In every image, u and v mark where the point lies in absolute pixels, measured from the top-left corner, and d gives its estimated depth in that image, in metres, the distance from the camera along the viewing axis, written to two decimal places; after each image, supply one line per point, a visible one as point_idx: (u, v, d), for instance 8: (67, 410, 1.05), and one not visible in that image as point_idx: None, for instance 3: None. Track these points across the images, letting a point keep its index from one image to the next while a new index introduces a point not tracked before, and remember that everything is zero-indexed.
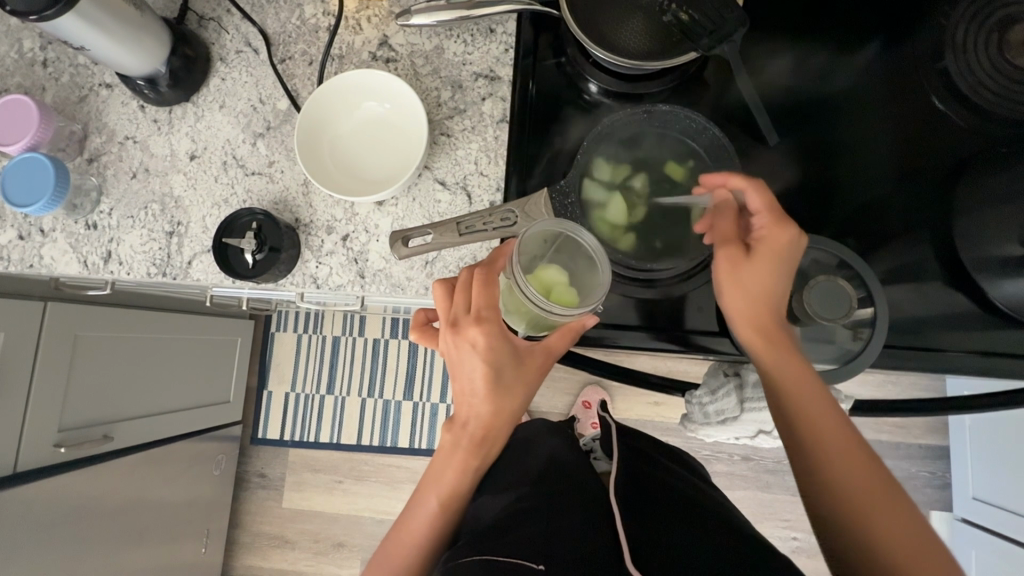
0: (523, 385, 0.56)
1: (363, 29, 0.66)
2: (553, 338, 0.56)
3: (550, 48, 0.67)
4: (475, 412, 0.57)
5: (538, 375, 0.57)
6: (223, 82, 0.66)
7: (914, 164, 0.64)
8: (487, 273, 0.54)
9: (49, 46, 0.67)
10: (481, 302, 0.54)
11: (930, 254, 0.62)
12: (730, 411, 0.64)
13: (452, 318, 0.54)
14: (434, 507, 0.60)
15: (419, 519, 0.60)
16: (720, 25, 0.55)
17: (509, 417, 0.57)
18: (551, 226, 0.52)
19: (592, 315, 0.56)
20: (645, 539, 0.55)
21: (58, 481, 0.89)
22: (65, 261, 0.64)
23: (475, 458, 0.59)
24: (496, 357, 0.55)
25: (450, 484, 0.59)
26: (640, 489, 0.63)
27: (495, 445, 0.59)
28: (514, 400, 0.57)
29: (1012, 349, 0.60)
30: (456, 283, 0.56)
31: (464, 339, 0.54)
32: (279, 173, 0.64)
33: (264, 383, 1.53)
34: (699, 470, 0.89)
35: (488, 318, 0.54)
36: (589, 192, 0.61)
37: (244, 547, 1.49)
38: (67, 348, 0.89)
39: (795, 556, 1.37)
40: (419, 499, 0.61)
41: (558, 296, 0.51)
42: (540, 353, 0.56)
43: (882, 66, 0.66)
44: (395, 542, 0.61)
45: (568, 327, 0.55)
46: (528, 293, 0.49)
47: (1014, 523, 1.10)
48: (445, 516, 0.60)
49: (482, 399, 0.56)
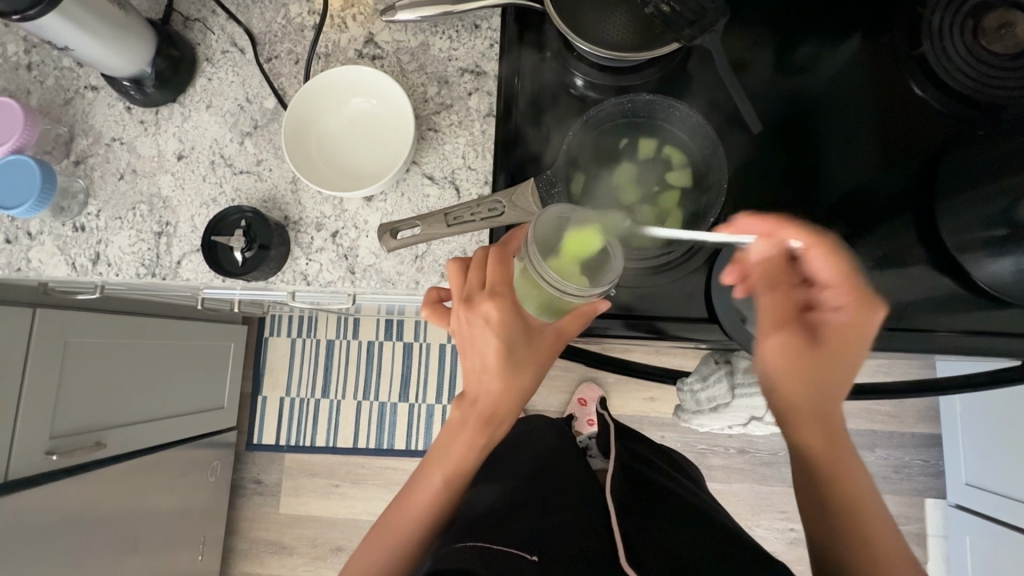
0: (535, 363, 0.56)
1: (349, 27, 0.66)
2: (565, 321, 0.56)
3: (534, 42, 0.67)
4: (484, 390, 0.57)
5: (548, 355, 0.57)
6: (209, 82, 0.66)
7: (895, 149, 0.65)
8: (501, 252, 0.55)
9: (34, 50, 0.67)
10: (496, 279, 0.54)
11: (914, 237, 0.63)
12: (721, 397, 0.66)
13: (466, 294, 0.55)
14: (438, 483, 0.59)
15: (422, 494, 0.59)
16: (702, 15, 0.56)
17: (518, 396, 0.57)
18: (565, 211, 0.52)
19: (604, 300, 0.56)
20: (641, 538, 0.55)
21: (51, 490, 0.88)
22: (53, 263, 0.64)
23: (483, 435, 0.58)
24: (508, 333, 0.55)
25: (455, 461, 0.58)
26: (633, 490, 0.64)
27: (503, 425, 0.59)
28: (525, 377, 0.57)
29: (996, 329, 0.61)
30: (470, 262, 0.56)
31: (478, 314, 0.54)
32: (267, 171, 0.64)
33: (258, 388, 1.52)
34: (690, 472, 0.90)
35: (501, 294, 0.54)
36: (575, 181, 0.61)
37: (241, 554, 1.47)
38: (56, 355, 0.89)
39: (794, 548, 1.38)
40: (424, 475, 0.60)
41: (573, 277, 0.51)
42: (551, 334, 0.56)
43: (862, 54, 0.67)
44: (394, 518, 0.60)
45: (579, 311, 0.55)
46: (546, 272, 0.49)
47: (1009, 507, 1.11)
48: (448, 494, 0.59)
49: (493, 375, 0.56)
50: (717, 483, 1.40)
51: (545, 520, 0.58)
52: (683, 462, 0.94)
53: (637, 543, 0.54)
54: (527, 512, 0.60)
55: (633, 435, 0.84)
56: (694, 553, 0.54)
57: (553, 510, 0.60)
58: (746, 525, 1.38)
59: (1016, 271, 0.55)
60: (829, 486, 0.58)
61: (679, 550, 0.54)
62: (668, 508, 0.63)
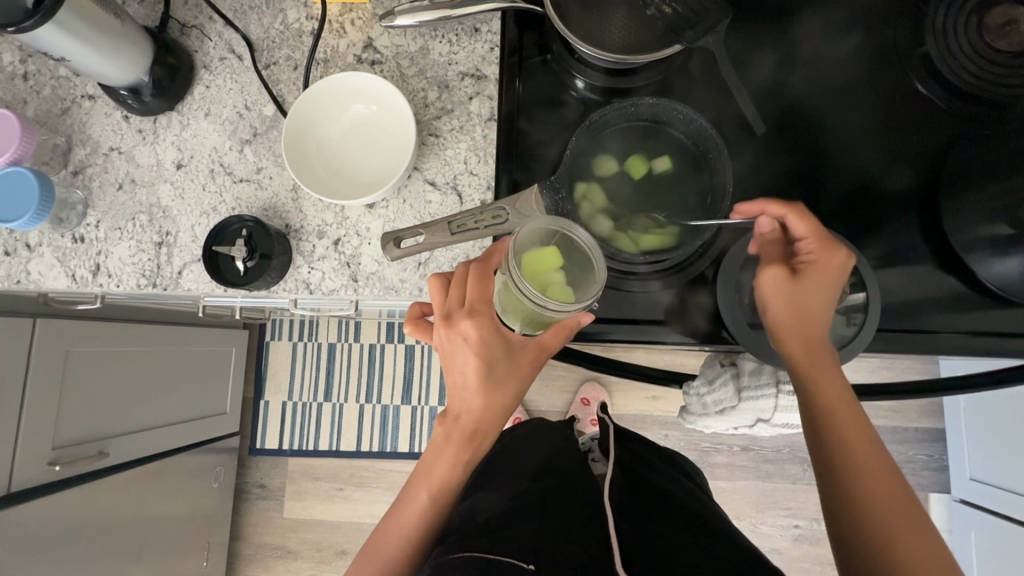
0: (516, 379, 0.56)
1: (347, 32, 0.65)
2: (548, 334, 0.55)
3: (535, 45, 0.67)
4: (466, 406, 0.57)
5: (532, 369, 0.56)
6: (207, 89, 0.65)
7: (898, 148, 0.64)
8: (482, 268, 0.55)
9: (29, 59, 0.66)
10: (474, 296, 0.54)
11: (920, 238, 0.63)
12: (727, 400, 0.65)
13: (445, 312, 0.55)
14: (425, 500, 0.60)
15: (410, 511, 0.60)
16: (703, 16, 0.55)
17: (501, 412, 0.57)
18: (548, 224, 0.52)
19: (587, 313, 0.56)
20: (640, 547, 0.56)
21: (53, 501, 0.88)
22: (53, 276, 0.63)
23: (465, 453, 0.58)
24: (487, 349, 0.55)
25: (439, 479, 0.59)
26: (631, 496, 0.65)
27: (486, 441, 0.59)
28: (507, 393, 0.56)
29: (1003, 328, 0.61)
30: (451, 278, 0.56)
31: (457, 332, 0.54)
32: (267, 179, 0.63)
33: (260, 393, 1.51)
34: (694, 475, 0.90)
35: (481, 311, 0.54)
36: (581, 186, 0.61)
37: (246, 559, 1.47)
38: (58, 364, 0.88)
39: (798, 544, 1.38)
40: (411, 492, 0.61)
41: (555, 291, 0.50)
42: (533, 348, 0.55)
43: (866, 52, 0.66)
44: (385, 533, 0.61)
45: (563, 324, 0.55)
46: (525, 289, 0.48)
47: (1012, 501, 1.12)
48: (434, 510, 0.60)
49: (473, 393, 0.56)
50: (721, 480, 1.40)
51: (542, 522, 0.57)
52: (686, 465, 0.94)
53: (637, 557, 0.54)
54: (524, 514, 0.59)
55: (637, 440, 0.84)
56: (693, 559, 0.54)
57: (553, 512, 0.59)
58: (750, 522, 1.38)
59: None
60: (855, 485, 0.56)
61: (676, 556, 0.54)
62: (670, 512, 0.63)
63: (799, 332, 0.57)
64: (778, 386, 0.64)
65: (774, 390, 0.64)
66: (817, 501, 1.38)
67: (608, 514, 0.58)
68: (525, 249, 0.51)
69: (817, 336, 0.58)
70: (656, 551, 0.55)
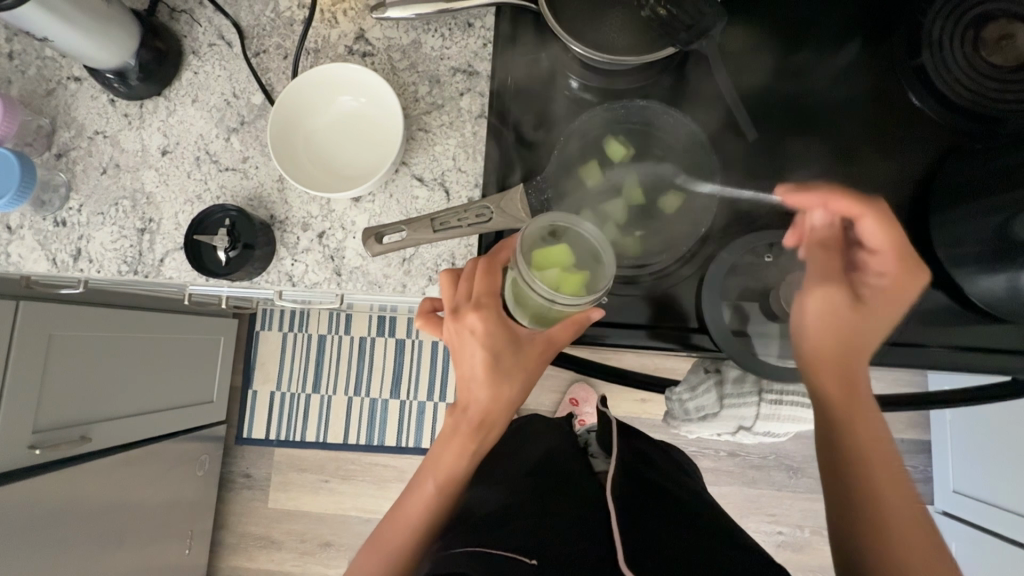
0: (524, 372, 0.54)
1: (339, 22, 0.64)
2: (558, 329, 0.54)
3: (529, 41, 0.66)
4: (474, 398, 0.56)
5: (538, 363, 0.55)
6: (195, 76, 0.65)
7: (889, 159, 0.64)
8: (490, 262, 0.55)
9: (15, 38, 0.65)
10: (482, 290, 0.54)
11: (909, 250, 0.62)
12: (709, 408, 0.65)
13: (454, 304, 0.54)
14: (432, 491, 0.58)
15: (417, 501, 0.59)
16: (697, 20, 0.55)
17: (508, 404, 0.56)
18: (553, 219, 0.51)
19: (596, 309, 0.54)
20: (644, 543, 0.54)
21: (30, 486, 0.87)
22: (33, 259, 0.62)
23: (473, 444, 0.57)
24: (494, 342, 0.54)
25: (447, 470, 0.57)
26: (634, 488, 0.64)
27: (493, 433, 0.57)
28: (514, 387, 0.55)
29: (986, 344, 0.61)
30: (461, 273, 0.56)
31: (464, 325, 0.54)
32: (253, 169, 0.63)
33: (248, 382, 1.51)
34: (687, 465, 0.90)
35: (487, 304, 0.54)
36: (611, 142, 0.62)
37: (229, 548, 1.47)
38: (43, 347, 0.88)
39: (781, 550, 1.39)
40: (418, 482, 0.59)
41: (565, 286, 0.50)
42: (541, 342, 0.54)
43: (861, 61, 0.66)
44: (389, 527, 0.59)
45: (573, 318, 0.54)
46: (535, 286, 0.48)
47: (996, 516, 1.12)
48: (443, 501, 0.59)
49: (481, 384, 0.55)
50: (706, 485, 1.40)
51: (545, 518, 0.57)
52: (683, 457, 0.95)
53: (641, 551, 0.53)
54: (532, 510, 0.59)
55: (638, 433, 0.83)
56: (695, 559, 0.53)
57: (557, 510, 0.59)
58: None
59: (1011, 289, 0.54)
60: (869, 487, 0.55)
61: (680, 554, 0.54)
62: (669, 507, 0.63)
63: (836, 343, 0.56)
64: (761, 395, 0.63)
65: (757, 399, 0.63)
66: (801, 509, 1.39)
67: (611, 508, 0.58)
68: (533, 246, 0.51)
69: (854, 343, 0.56)
70: (654, 545, 0.54)
